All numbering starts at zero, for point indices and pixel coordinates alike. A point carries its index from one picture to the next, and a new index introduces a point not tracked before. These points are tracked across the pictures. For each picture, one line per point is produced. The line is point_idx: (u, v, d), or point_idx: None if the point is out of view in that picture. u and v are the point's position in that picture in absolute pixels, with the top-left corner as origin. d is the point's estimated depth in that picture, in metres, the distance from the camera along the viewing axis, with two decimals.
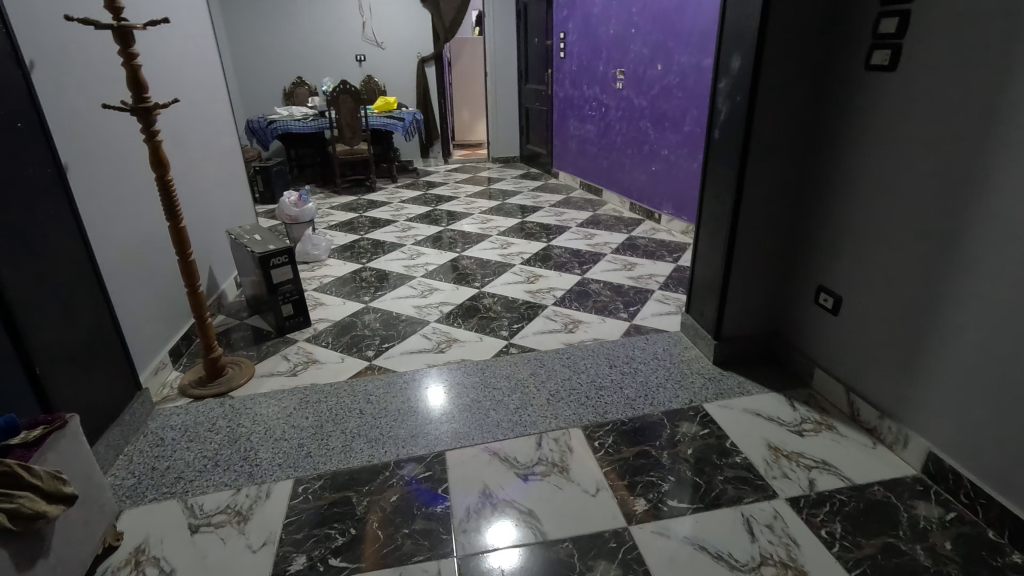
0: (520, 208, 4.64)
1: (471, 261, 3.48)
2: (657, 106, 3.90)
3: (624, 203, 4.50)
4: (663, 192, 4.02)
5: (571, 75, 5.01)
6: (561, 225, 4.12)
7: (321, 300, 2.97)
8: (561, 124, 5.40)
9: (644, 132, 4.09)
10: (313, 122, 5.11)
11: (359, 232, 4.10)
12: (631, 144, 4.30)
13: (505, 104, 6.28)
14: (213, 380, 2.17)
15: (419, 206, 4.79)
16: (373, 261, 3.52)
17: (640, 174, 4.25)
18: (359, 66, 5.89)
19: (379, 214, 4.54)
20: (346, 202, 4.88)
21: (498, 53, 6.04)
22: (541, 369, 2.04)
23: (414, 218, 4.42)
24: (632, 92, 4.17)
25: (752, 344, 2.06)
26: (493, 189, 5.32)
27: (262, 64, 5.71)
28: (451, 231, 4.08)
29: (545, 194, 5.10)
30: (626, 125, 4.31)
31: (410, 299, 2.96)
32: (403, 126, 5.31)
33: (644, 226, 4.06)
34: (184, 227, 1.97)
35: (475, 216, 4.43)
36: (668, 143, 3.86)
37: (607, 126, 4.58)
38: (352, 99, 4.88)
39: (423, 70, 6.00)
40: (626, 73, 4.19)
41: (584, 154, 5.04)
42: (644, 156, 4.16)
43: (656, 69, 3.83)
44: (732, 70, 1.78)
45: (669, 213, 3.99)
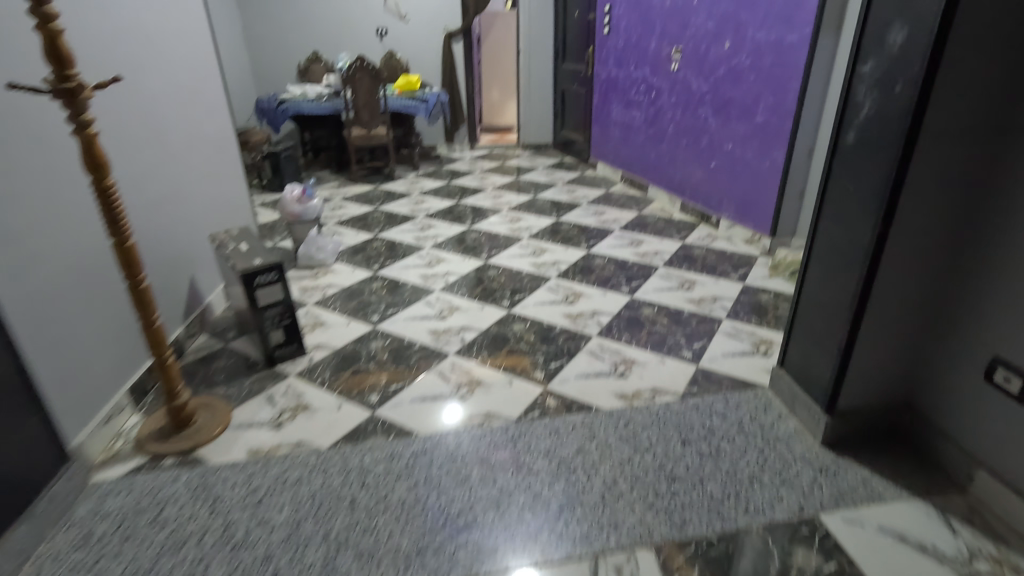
0: (555, 205, 4.11)
1: (499, 271, 2.98)
2: (722, 91, 3.31)
3: (674, 202, 3.93)
4: (724, 193, 3.45)
5: (616, 54, 4.42)
6: (602, 228, 3.58)
7: (322, 319, 2.51)
8: (602, 109, 4.82)
9: (703, 122, 3.52)
10: (328, 102, 4.63)
11: (372, 229, 3.63)
12: (685, 135, 3.72)
13: (539, 86, 5.71)
14: (177, 433, 1.73)
15: (442, 199, 4.29)
16: (385, 268, 3.04)
17: (695, 171, 3.68)
18: (380, 40, 5.38)
19: (396, 208, 4.07)
20: (361, 193, 4.42)
21: (533, 29, 5.47)
22: (591, 445, 1.55)
23: (435, 214, 3.93)
24: (689, 75, 3.59)
25: (875, 420, 1.54)
26: (523, 180, 4.79)
27: (275, 37, 5.24)
28: (476, 231, 3.58)
29: (582, 188, 4.55)
30: (680, 112, 3.74)
31: (426, 320, 2.48)
32: (427, 108, 4.80)
33: (699, 231, 3.51)
34: (134, 244, 1.51)
35: (504, 214, 3.92)
36: (733, 135, 3.29)
37: (657, 113, 4.00)
38: (370, 78, 4.37)
39: (450, 46, 5.45)
40: (683, 52, 3.60)
41: (628, 144, 4.47)
42: (701, 149, 3.59)
43: (722, 47, 3.25)
44: (889, 47, 1.24)
45: (731, 218, 3.43)
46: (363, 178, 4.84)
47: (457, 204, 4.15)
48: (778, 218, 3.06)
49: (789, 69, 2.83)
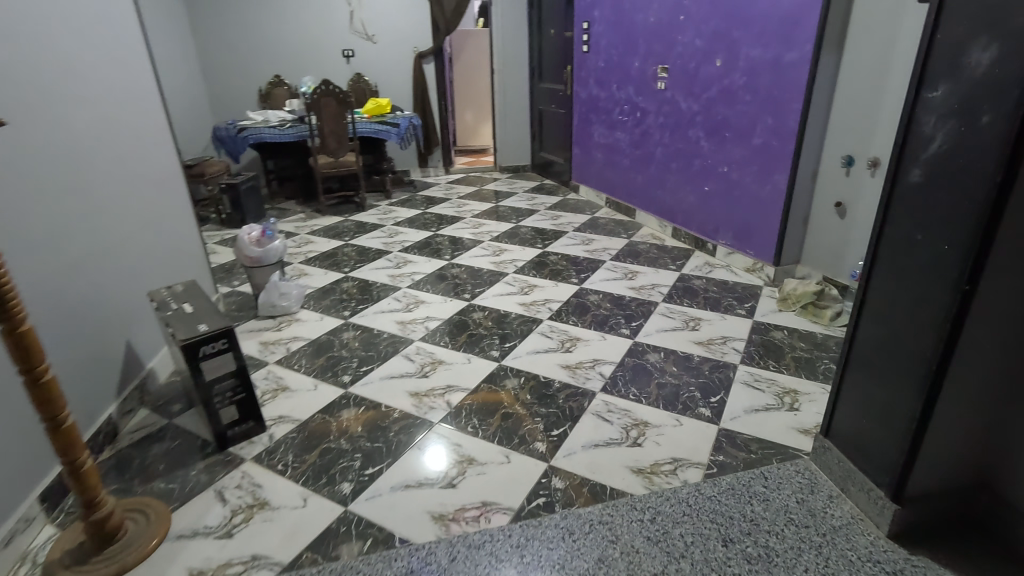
0: (540, 234, 3.86)
1: (484, 314, 2.70)
2: (714, 111, 3.13)
3: (665, 227, 3.73)
4: (719, 218, 3.25)
5: (597, 73, 4.24)
6: (593, 260, 3.34)
7: (285, 383, 2.19)
8: (583, 130, 4.62)
9: (695, 144, 3.33)
10: (291, 129, 4.32)
11: (343, 268, 3.32)
12: (675, 157, 3.53)
13: (516, 107, 5.50)
14: (98, 554, 1.39)
15: (417, 230, 4.01)
16: (358, 315, 2.74)
17: (688, 195, 3.48)
18: (346, 62, 5.10)
19: (368, 242, 3.77)
20: (330, 226, 4.11)
21: (508, 48, 5.27)
22: (614, 553, 1.32)
23: (411, 248, 3.63)
24: (677, 94, 3.41)
25: (948, 505, 1.30)
26: (503, 207, 4.54)
27: (233, 61, 4.92)
28: (457, 266, 3.30)
29: (566, 213, 4.32)
30: (669, 134, 3.55)
31: (405, 380, 2.18)
32: (399, 133, 4.53)
33: (695, 260, 3.29)
34: (30, 330, 1.19)
35: (486, 245, 3.65)
36: (728, 158, 3.10)
37: (643, 134, 3.81)
38: (336, 104, 4.08)
39: (421, 67, 5.21)
40: (670, 70, 3.42)
41: (612, 166, 4.27)
42: (693, 172, 3.39)
43: (713, 65, 3.08)
44: (969, 71, 1.02)
45: (728, 245, 3.23)
46: (332, 209, 4.52)
47: (434, 236, 3.87)
48: (782, 245, 2.87)
49: (789, 88, 2.65)
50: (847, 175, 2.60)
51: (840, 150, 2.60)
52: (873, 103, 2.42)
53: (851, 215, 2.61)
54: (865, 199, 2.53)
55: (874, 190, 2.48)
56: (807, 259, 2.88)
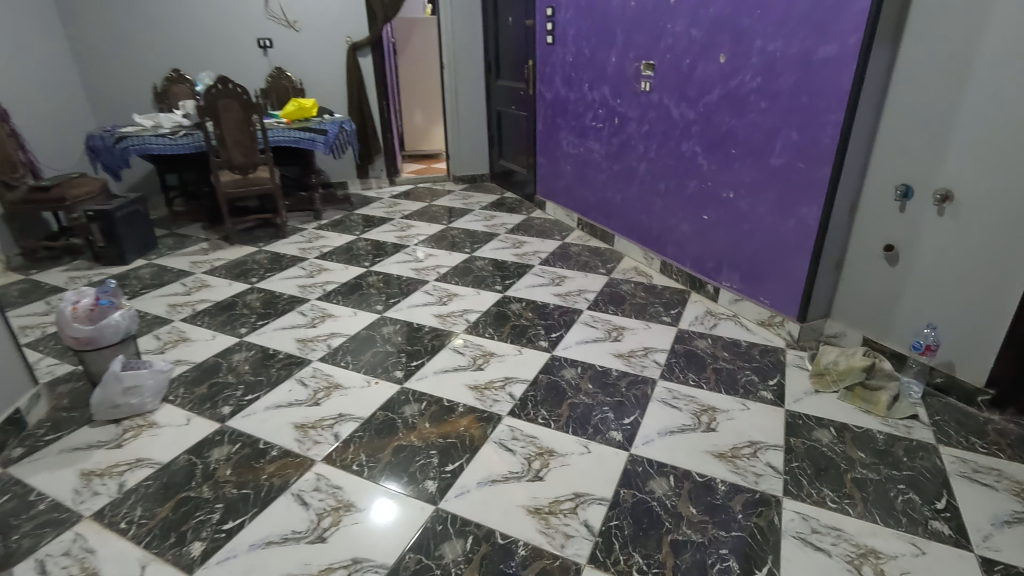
0: (499, 269, 3.13)
1: (421, 410, 1.94)
2: (716, 121, 2.46)
3: (651, 260, 3.05)
4: (722, 255, 2.59)
5: (565, 69, 3.52)
6: (566, 309, 2.63)
7: (96, 563, 1.39)
8: (548, 137, 3.91)
9: (690, 161, 2.66)
10: (186, 138, 3.46)
11: (238, 328, 2.51)
12: (664, 176, 2.85)
13: (470, 108, 4.74)
14: None
15: (346, 266, 3.21)
16: (238, 415, 1.92)
17: (680, 223, 2.81)
18: (263, 54, 4.23)
19: (280, 285, 2.96)
20: (236, 261, 3.28)
21: (459, 39, 4.50)
22: None
23: (334, 294, 2.84)
24: (667, 98, 2.72)
25: None
26: (455, 230, 3.79)
27: (118, 52, 4.00)
28: (390, 323, 2.53)
29: (530, 239, 3.61)
30: (656, 147, 2.86)
31: (289, 549, 1.43)
32: (326, 141, 3.72)
33: (693, 307, 2.62)
34: None
35: (431, 289, 2.89)
36: (736, 180, 2.43)
37: (623, 146, 3.12)
38: (241, 108, 3.24)
39: (355, 60, 4.38)
40: (657, 67, 2.74)
41: (586, 182, 3.57)
42: (688, 196, 2.72)
43: (715, 62, 2.40)
44: None
45: (734, 289, 2.57)
46: (243, 236, 3.67)
47: (366, 275, 3.09)
48: (809, 297, 2.22)
49: (823, 94, 1.99)
50: (900, 211, 1.95)
51: (891, 178, 1.96)
52: (944, 118, 1.77)
53: (905, 263, 1.97)
54: (927, 243, 1.90)
55: (942, 233, 1.85)
56: (840, 312, 2.24)
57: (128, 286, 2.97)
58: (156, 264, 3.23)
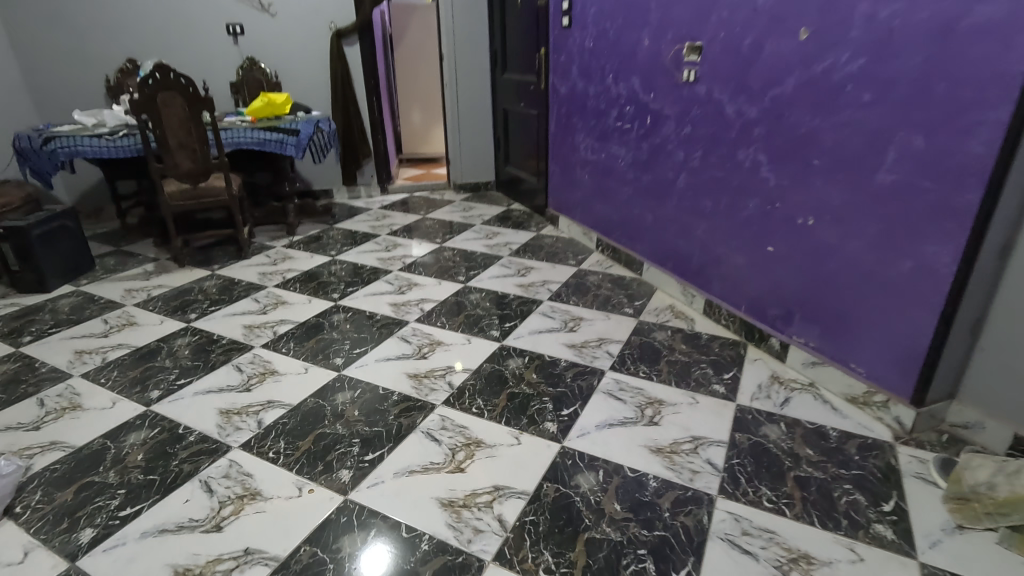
0: (499, 307, 2.52)
1: (365, 542, 1.39)
2: (790, 121, 1.81)
3: (689, 297, 2.40)
4: (793, 300, 1.94)
5: (584, 57, 2.88)
6: (583, 373, 2.00)
7: None
8: (563, 140, 3.27)
9: (749, 173, 2.01)
10: (125, 141, 2.90)
11: (150, 391, 1.95)
12: (711, 193, 2.20)
13: (473, 106, 4.13)
14: None
15: (311, 299, 2.64)
16: (105, 541, 1.39)
17: (733, 253, 2.16)
18: (233, 42, 3.66)
19: (223, 325, 2.39)
20: (178, 290, 2.69)
21: (460, 26, 3.88)
22: None
23: (284, 339, 2.29)
24: (717, 91, 2.07)
25: None
26: (449, 251, 3.18)
27: (62, 38, 3.44)
28: (347, 388, 1.99)
29: (538, 263, 2.98)
30: (701, 154, 2.21)
31: None
32: (297, 143, 3.13)
33: (751, 368, 1.97)
34: None
35: (409, 334, 2.33)
36: (818, 203, 1.77)
37: (656, 152, 2.48)
38: (185, 103, 2.65)
39: (340, 50, 3.78)
40: (706, 51, 2.09)
41: (607, 195, 2.93)
42: (745, 219, 2.07)
43: (793, 40, 1.74)
44: None
45: (808, 347, 1.91)
46: (198, 257, 3.10)
47: (332, 314, 2.50)
48: (931, 372, 1.55)
49: (973, 81, 1.33)
50: None
51: None
52: None
53: None
54: None
55: None
56: (972, 393, 1.57)
57: (37, 323, 2.39)
58: (83, 292, 2.67)
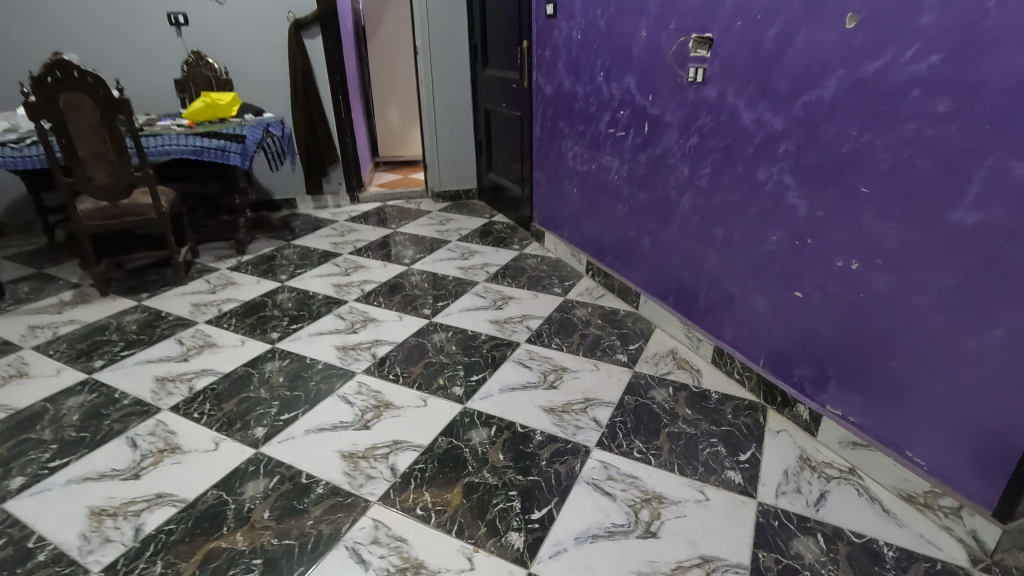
0: (469, 355, 2.04)
1: None
2: (829, 134, 1.40)
3: (695, 341, 2.00)
4: (827, 361, 1.53)
5: (571, 50, 2.46)
6: (564, 456, 1.53)
7: None
8: (549, 147, 2.86)
9: (772, 198, 1.60)
10: (31, 149, 2.47)
11: (11, 478, 1.51)
12: (723, 219, 1.79)
13: (452, 106, 3.71)
14: None
15: (243, 341, 2.17)
16: None
17: (750, 294, 1.75)
18: (177, 34, 3.24)
19: (129, 377, 1.94)
20: (89, 329, 2.27)
21: (435, 16, 3.46)
22: None
23: (199, 400, 1.81)
24: (732, 94, 1.66)
25: None
26: (418, 275, 2.76)
27: None
28: (261, 475, 1.49)
29: (519, 291, 2.56)
30: (711, 171, 1.80)
31: None
32: (242, 151, 2.74)
33: (774, 446, 1.56)
34: None
35: (353, 392, 1.84)
36: (866, 242, 1.36)
37: (656, 166, 2.06)
38: (97, 105, 2.23)
39: (299, 43, 3.35)
40: (718, 43, 1.67)
41: (598, 212, 2.52)
42: (766, 254, 1.66)
43: (835, 30, 1.33)
44: None
45: (847, 421, 1.51)
46: (127, 282, 2.68)
47: (264, 363, 2.02)
48: None
49: None
50: None
51: None
52: None
53: None
54: None
55: None
56: None
57: None
58: None
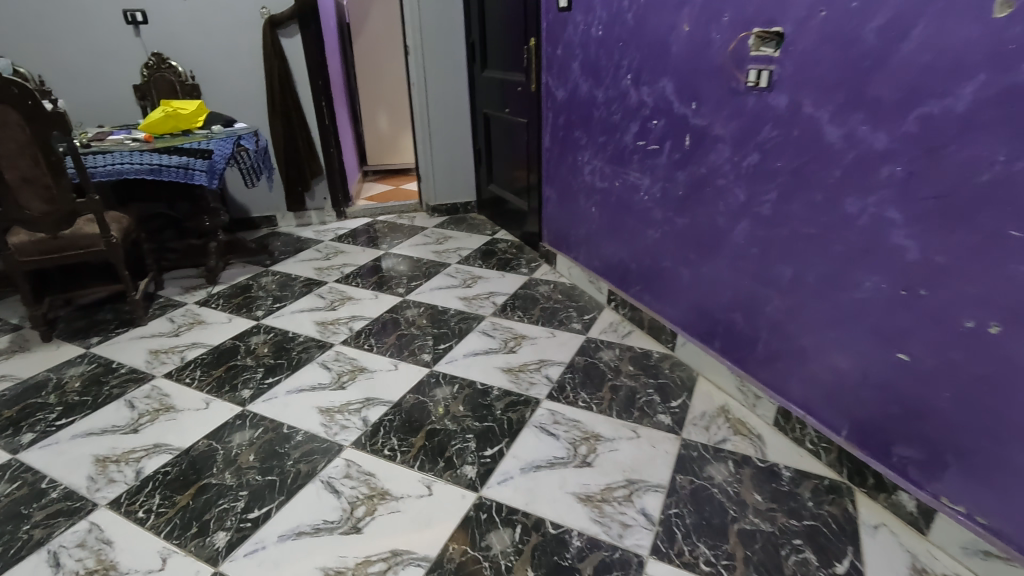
0: (480, 421, 1.68)
1: None
2: (959, 157, 1.07)
3: (751, 397, 1.68)
4: (943, 443, 1.20)
5: (590, 49, 2.11)
6: (611, 574, 1.19)
7: None
8: (561, 159, 2.52)
9: (866, 235, 1.27)
10: None
11: None
12: (792, 256, 1.46)
13: (447, 112, 3.36)
14: None
15: (208, 402, 1.81)
16: None
17: (830, 349, 1.42)
18: (135, 34, 2.85)
19: (62, 458, 1.57)
20: (23, 389, 1.89)
21: (428, 12, 3.11)
22: None
23: (146, 491, 1.45)
24: (811, 103, 1.32)
25: None
26: (414, 308, 2.41)
27: None
28: None
29: (532, 328, 2.21)
30: (777, 197, 1.47)
31: None
32: (210, 167, 2.39)
33: (876, 550, 1.24)
34: None
35: (339, 476, 1.49)
36: (1012, 301, 1.03)
37: (699, 187, 1.73)
38: (27, 122, 1.85)
39: (275, 43, 2.98)
40: (790, 40, 1.34)
41: (621, 236, 2.18)
42: (855, 303, 1.33)
43: (973, 21, 1.00)
44: None
45: (971, 522, 1.18)
46: (75, 324, 2.30)
47: (229, 435, 1.65)
48: None
49: None
50: None
51: None
52: None
53: None
54: None
55: None
56: None
57: None
58: None
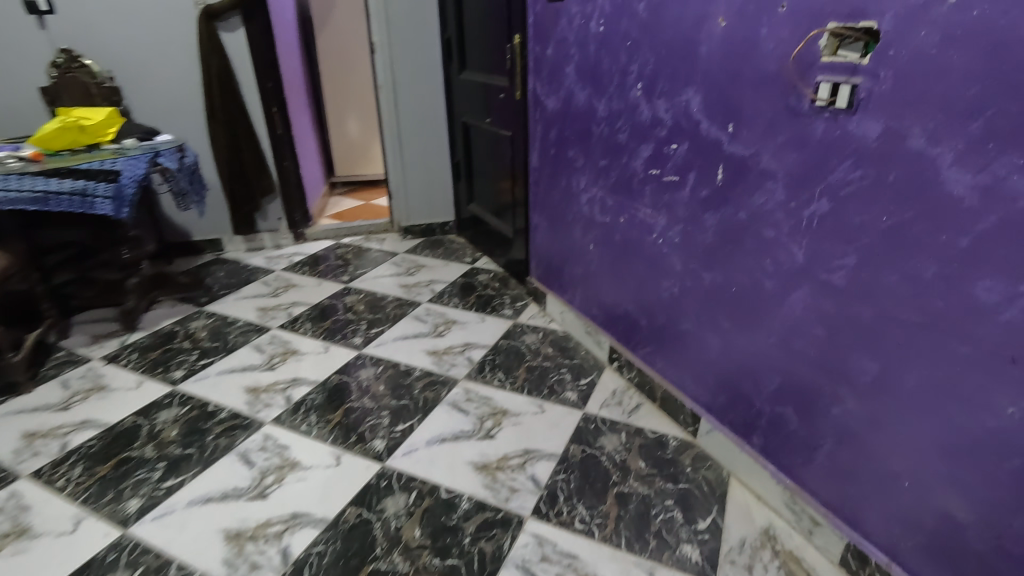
0: (440, 557, 1.25)
1: None
2: None
3: (807, 520, 1.25)
4: None
5: (588, 48, 1.67)
6: None
7: None
8: (552, 183, 2.08)
9: (1012, 339, 0.84)
10: None
11: None
12: (879, 348, 1.03)
13: (420, 120, 2.90)
14: None
15: (78, 521, 1.35)
16: None
17: (935, 486, 0.99)
18: (40, 25, 2.38)
19: None
20: None
21: (395, 4, 2.65)
22: None
23: None
24: (922, 134, 0.89)
25: None
26: (370, 367, 1.95)
27: None
28: None
29: (515, 398, 1.77)
30: (857, 263, 1.04)
31: None
32: (117, 194, 1.92)
33: None
34: None
35: None
36: None
37: (735, 237, 1.29)
38: None
39: (212, 38, 2.51)
40: (890, 41, 0.90)
41: (627, 284, 1.75)
42: (984, 431, 0.90)
43: None
44: None
45: None
46: None
47: None
48: None
49: None
50: None
51: None
52: None
53: None
54: None
55: None
56: None
57: None
58: None
